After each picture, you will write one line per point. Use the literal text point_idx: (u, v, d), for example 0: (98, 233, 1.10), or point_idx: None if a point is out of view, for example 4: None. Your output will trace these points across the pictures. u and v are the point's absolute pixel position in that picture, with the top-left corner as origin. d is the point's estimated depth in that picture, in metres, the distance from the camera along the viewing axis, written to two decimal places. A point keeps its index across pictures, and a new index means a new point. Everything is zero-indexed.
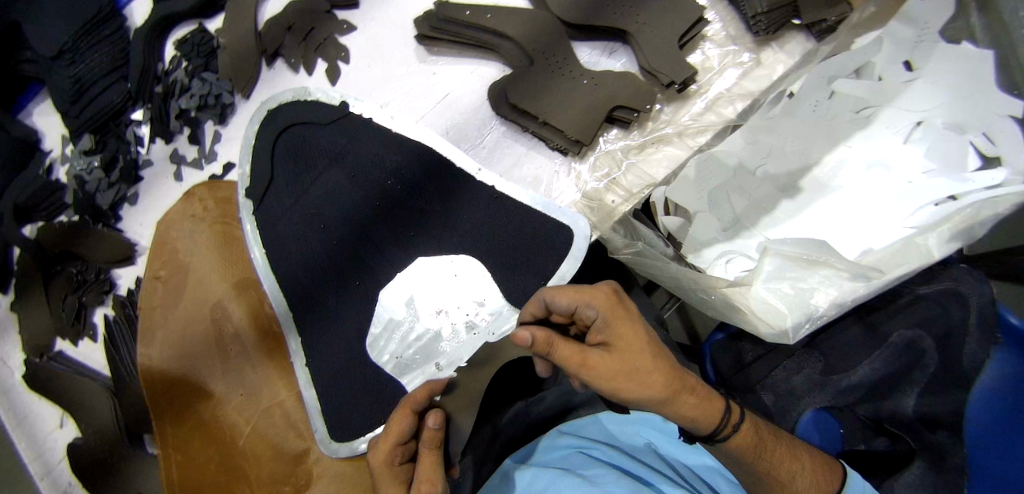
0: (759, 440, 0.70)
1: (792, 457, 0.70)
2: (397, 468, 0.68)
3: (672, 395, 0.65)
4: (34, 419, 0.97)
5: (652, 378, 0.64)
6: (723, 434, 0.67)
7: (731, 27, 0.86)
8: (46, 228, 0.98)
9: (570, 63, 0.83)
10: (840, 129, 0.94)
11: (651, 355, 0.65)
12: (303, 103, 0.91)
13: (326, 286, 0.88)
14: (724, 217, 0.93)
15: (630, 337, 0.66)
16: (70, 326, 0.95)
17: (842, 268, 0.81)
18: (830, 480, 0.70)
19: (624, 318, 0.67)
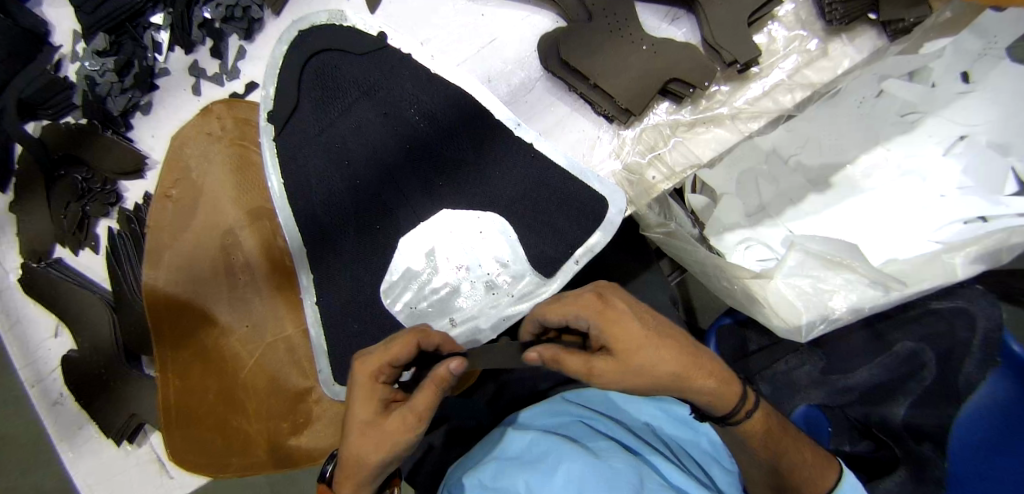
0: (767, 427, 0.68)
1: (795, 447, 0.69)
2: (376, 386, 0.61)
3: (684, 379, 0.60)
4: (27, 324, 0.95)
5: (659, 367, 0.59)
6: (732, 419, 0.65)
7: (804, 10, 0.81)
8: (51, 128, 0.93)
9: (631, 24, 0.78)
10: (882, 131, 1.01)
11: (657, 345, 0.59)
12: (340, 26, 0.84)
13: (343, 225, 0.83)
14: (750, 203, 1.03)
15: (629, 336, 0.59)
16: (71, 234, 0.93)
17: (864, 273, 0.86)
18: (825, 478, 0.69)
19: (616, 316, 0.60)
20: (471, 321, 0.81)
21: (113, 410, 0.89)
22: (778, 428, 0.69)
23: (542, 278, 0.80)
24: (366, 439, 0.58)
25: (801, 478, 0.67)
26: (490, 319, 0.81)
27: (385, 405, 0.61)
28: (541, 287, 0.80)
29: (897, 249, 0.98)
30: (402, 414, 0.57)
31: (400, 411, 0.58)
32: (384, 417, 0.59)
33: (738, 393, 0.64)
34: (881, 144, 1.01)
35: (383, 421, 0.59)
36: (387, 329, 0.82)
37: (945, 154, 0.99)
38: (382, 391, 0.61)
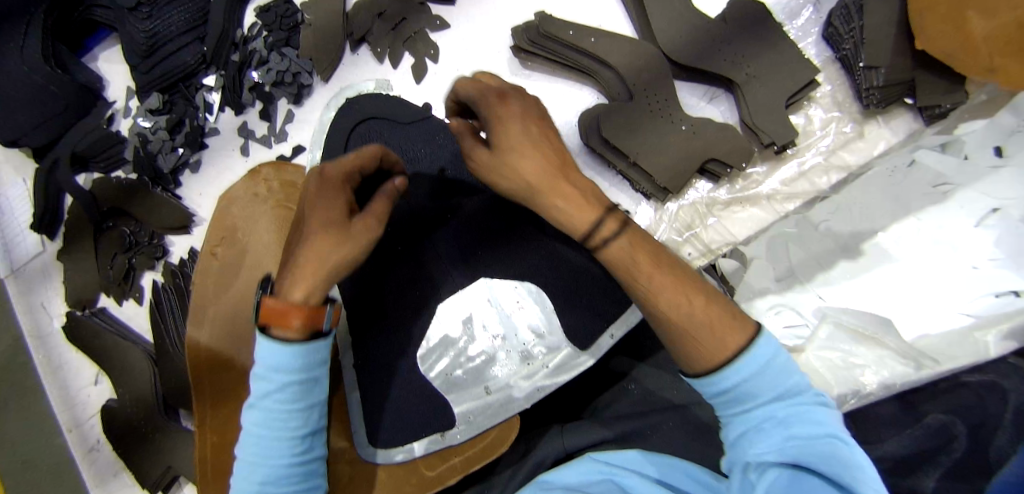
0: (632, 251, 0.57)
1: (680, 284, 0.55)
2: (340, 195, 0.62)
3: (550, 193, 0.59)
4: (68, 370, 0.98)
5: (529, 162, 0.60)
6: (612, 247, 0.58)
7: (840, 92, 0.83)
8: (102, 181, 0.96)
9: (671, 105, 0.80)
10: (910, 198, 0.80)
11: (521, 152, 0.59)
12: (387, 96, 0.87)
13: (382, 290, 0.85)
14: (778, 266, 0.83)
15: (510, 133, 0.60)
16: (116, 285, 0.95)
17: (895, 348, 0.73)
18: (733, 337, 0.53)
19: (509, 105, 0.61)
20: (505, 390, 0.82)
21: (149, 461, 0.90)
22: (654, 256, 0.57)
23: (578, 350, 0.81)
24: (332, 236, 0.59)
25: (706, 330, 0.53)
26: (524, 389, 0.81)
27: (349, 210, 0.62)
28: (578, 358, 0.80)
29: (932, 325, 0.76)
30: (369, 217, 0.62)
31: (366, 216, 0.62)
32: (353, 219, 0.61)
33: (604, 209, 0.58)
34: (911, 212, 0.79)
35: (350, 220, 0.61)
36: (422, 392, 0.83)
37: (977, 224, 0.77)
38: (349, 188, 0.63)
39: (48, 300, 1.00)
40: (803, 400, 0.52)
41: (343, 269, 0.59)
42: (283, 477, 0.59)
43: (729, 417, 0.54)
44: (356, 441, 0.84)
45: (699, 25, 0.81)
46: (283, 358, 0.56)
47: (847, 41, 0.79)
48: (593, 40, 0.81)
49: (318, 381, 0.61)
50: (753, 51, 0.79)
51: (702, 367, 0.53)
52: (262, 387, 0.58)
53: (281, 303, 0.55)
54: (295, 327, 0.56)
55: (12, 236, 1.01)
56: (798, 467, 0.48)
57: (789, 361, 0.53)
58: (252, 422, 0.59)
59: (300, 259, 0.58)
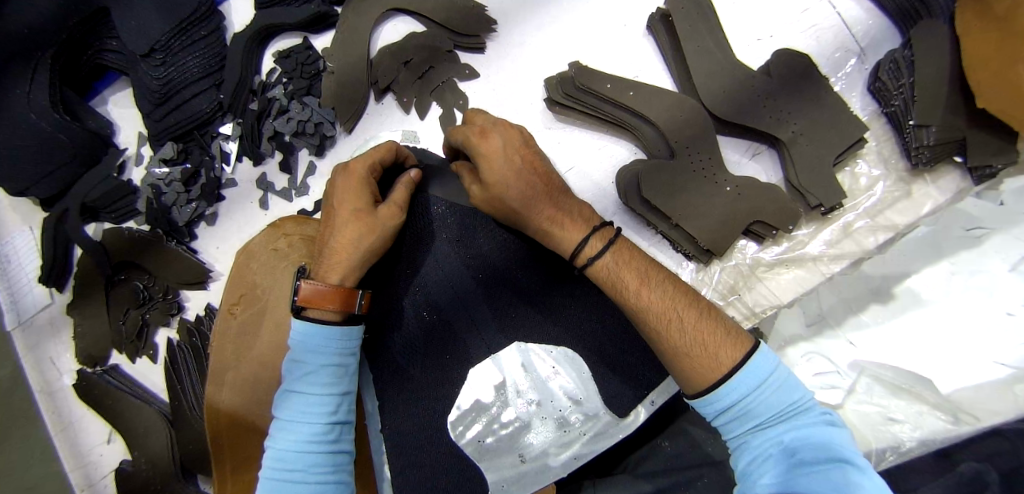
0: (622, 270, 0.65)
1: (675, 301, 0.62)
2: (362, 185, 0.70)
3: (545, 213, 0.67)
4: (79, 429, 0.94)
5: (520, 191, 0.66)
6: (597, 262, 0.66)
7: (886, 148, 0.82)
8: (114, 233, 0.92)
9: (715, 165, 0.77)
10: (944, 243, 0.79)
11: (511, 178, 0.66)
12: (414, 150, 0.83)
13: (412, 355, 0.81)
14: (808, 310, 0.82)
15: (493, 158, 0.66)
16: (129, 342, 0.92)
17: (934, 403, 0.72)
18: (728, 354, 0.58)
19: (486, 136, 0.67)
20: (541, 458, 0.78)
21: None
22: (660, 285, 0.64)
23: (616, 418, 0.77)
24: (356, 226, 0.69)
25: (706, 350, 0.59)
26: (560, 457, 0.78)
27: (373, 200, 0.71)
28: (616, 427, 0.77)
29: (970, 377, 0.74)
30: (390, 207, 0.71)
31: (387, 204, 0.71)
32: (375, 207, 0.70)
33: (592, 227, 0.67)
34: (944, 257, 0.78)
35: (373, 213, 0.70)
36: (453, 461, 0.80)
37: (1010, 270, 0.75)
38: (371, 183, 0.71)
39: (58, 354, 0.96)
40: (812, 420, 0.56)
41: (365, 254, 0.69)
42: (313, 467, 0.60)
43: (737, 440, 0.59)
44: None
45: (743, 80, 0.78)
46: (316, 335, 0.63)
47: (897, 97, 0.78)
48: (631, 94, 0.78)
49: (349, 368, 0.66)
50: (800, 107, 0.77)
51: (702, 388, 0.59)
52: (298, 370, 0.63)
53: (313, 282, 0.64)
54: (328, 304, 0.64)
55: (19, 287, 0.97)
56: (796, 481, 0.51)
57: (791, 380, 0.59)
58: (286, 407, 0.63)
59: (331, 247, 0.70)
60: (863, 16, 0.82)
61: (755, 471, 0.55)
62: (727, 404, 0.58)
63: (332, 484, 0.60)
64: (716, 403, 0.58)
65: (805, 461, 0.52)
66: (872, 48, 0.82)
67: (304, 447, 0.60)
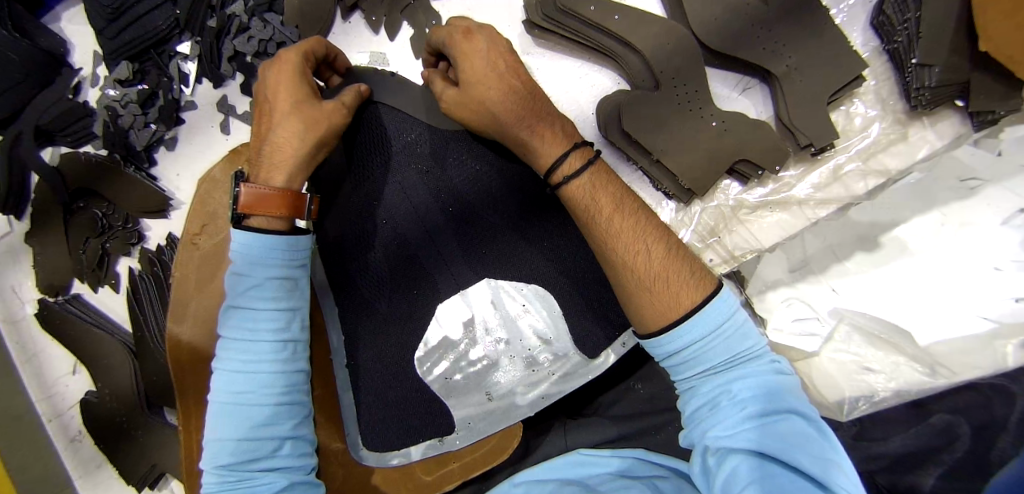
0: (597, 193, 0.64)
1: (644, 233, 0.62)
2: (302, 77, 0.66)
3: (527, 123, 0.65)
4: (42, 359, 0.93)
5: (502, 100, 0.64)
6: (573, 182, 0.65)
7: (885, 88, 0.76)
8: (70, 158, 0.88)
9: (701, 96, 0.72)
10: (936, 192, 0.75)
11: (491, 83, 0.63)
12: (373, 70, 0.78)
13: (378, 289, 0.79)
14: (792, 255, 0.79)
15: (474, 63, 0.64)
16: (90, 271, 0.89)
17: (912, 355, 0.71)
18: (688, 295, 0.59)
19: (471, 40, 0.64)
20: (508, 396, 0.78)
21: (133, 459, 0.86)
22: (632, 215, 0.64)
23: (586, 358, 0.76)
24: (298, 119, 0.64)
25: (667, 285, 0.60)
26: (528, 396, 0.77)
27: (314, 95, 0.67)
28: (586, 367, 0.76)
29: (950, 331, 0.72)
30: (336, 103, 0.68)
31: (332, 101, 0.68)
32: (318, 102, 0.66)
33: (572, 145, 0.65)
34: (935, 208, 0.74)
35: (316, 107, 0.66)
36: (420, 396, 0.79)
37: (1003, 225, 0.72)
38: (308, 76, 0.67)
39: (19, 284, 0.93)
40: (760, 369, 0.57)
41: (311, 151, 0.65)
42: (264, 387, 0.61)
43: (686, 384, 0.60)
44: (349, 446, 0.80)
45: (736, 6, 0.72)
46: (263, 247, 0.62)
47: (901, 33, 0.71)
48: (617, 18, 0.72)
49: (296, 282, 0.66)
50: (794, 37, 0.72)
51: (660, 326, 0.59)
52: (241, 284, 0.62)
53: (255, 186, 0.61)
54: (276, 212, 0.63)
55: None
56: (746, 436, 0.52)
57: (745, 327, 0.59)
58: (232, 323, 0.62)
59: (272, 144, 0.65)
60: None
61: (703, 419, 0.56)
62: (676, 347, 0.58)
63: (285, 405, 0.62)
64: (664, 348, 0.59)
65: (756, 412, 0.54)
66: None
67: (256, 367, 0.61)
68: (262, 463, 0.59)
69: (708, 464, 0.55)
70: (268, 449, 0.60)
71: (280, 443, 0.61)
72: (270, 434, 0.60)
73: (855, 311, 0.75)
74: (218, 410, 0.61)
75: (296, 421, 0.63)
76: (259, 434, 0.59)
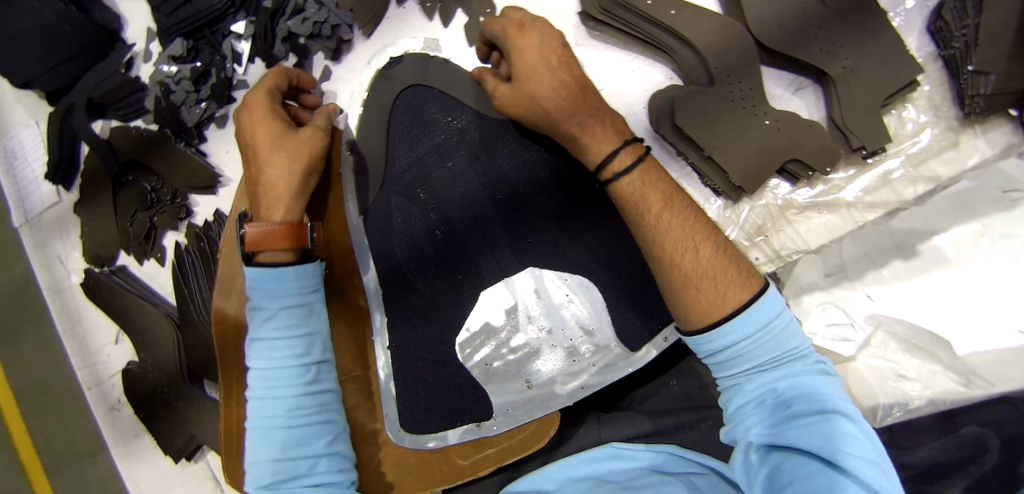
0: (647, 189, 0.64)
1: (693, 232, 0.61)
2: (273, 112, 0.71)
3: (579, 116, 0.65)
4: (85, 328, 0.95)
5: (555, 93, 0.64)
6: (624, 179, 0.64)
7: (938, 94, 0.75)
8: (122, 131, 0.89)
9: (756, 94, 0.72)
10: (978, 204, 0.74)
11: (549, 75, 0.64)
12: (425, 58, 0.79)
13: (424, 273, 0.80)
14: (829, 259, 0.77)
15: (529, 52, 0.65)
16: (137, 243, 0.91)
17: (947, 363, 0.71)
18: (735, 293, 0.57)
19: (526, 33, 0.65)
20: (548, 384, 0.79)
21: (173, 431, 0.88)
22: (680, 213, 0.63)
23: (628, 351, 0.76)
24: (282, 154, 0.69)
25: (717, 284, 0.58)
26: (567, 386, 0.78)
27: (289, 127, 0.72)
28: (627, 360, 0.76)
29: (987, 341, 0.72)
30: (311, 130, 0.72)
31: (309, 129, 0.73)
32: (295, 133, 0.71)
33: (624, 141, 0.65)
34: (975, 218, 0.74)
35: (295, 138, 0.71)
36: (459, 380, 0.80)
37: None
38: (278, 109, 0.72)
39: (65, 253, 0.95)
40: (806, 369, 0.56)
41: (302, 179, 0.70)
42: (291, 409, 0.63)
43: (730, 381, 0.60)
44: (386, 426, 0.81)
45: (794, 6, 0.72)
46: (277, 278, 0.65)
47: (958, 39, 0.71)
48: (673, 12, 0.73)
49: (313, 307, 0.69)
50: (851, 39, 0.72)
51: (711, 321, 0.58)
52: (260, 316, 0.66)
53: (255, 225, 0.65)
54: (278, 244, 0.66)
55: (24, 184, 0.95)
56: (788, 434, 0.52)
57: (792, 327, 0.58)
58: (256, 355, 0.65)
59: (264, 183, 0.68)
60: None
61: (746, 417, 0.57)
62: (723, 344, 0.57)
63: (316, 425, 0.64)
64: (710, 345, 0.58)
65: (797, 411, 0.53)
66: None
67: (281, 392, 0.63)
68: (301, 480, 0.60)
69: (750, 461, 0.55)
70: (305, 467, 0.61)
71: (316, 461, 0.62)
72: (304, 453, 0.62)
73: (893, 318, 0.74)
74: (253, 437, 0.64)
75: (330, 437, 0.65)
76: (292, 454, 0.61)
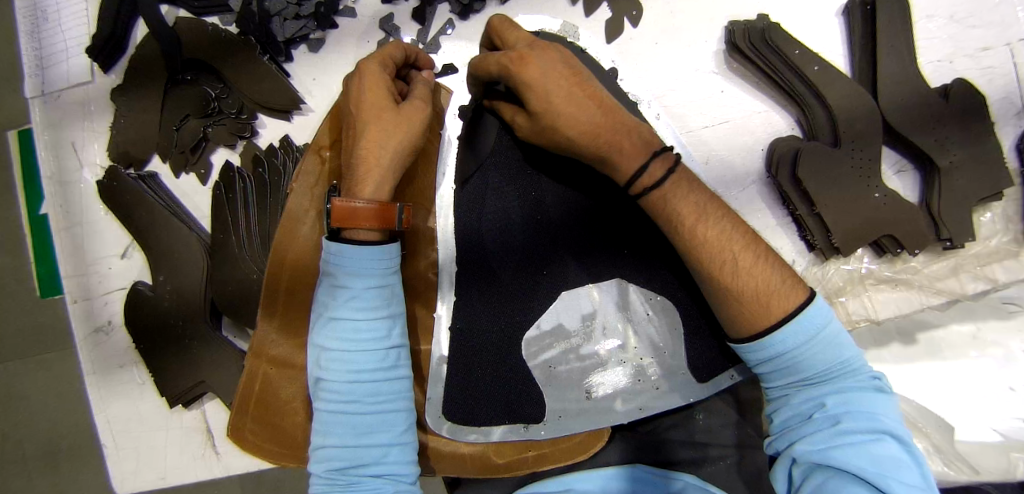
0: (678, 198, 0.60)
1: (730, 240, 0.57)
2: (381, 80, 0.62)
3: (604, 140, 0.59)
4: (86, 233, 0.83)
5: (577, 117, 0.57)
6: (655, 192, 0.60)
7: (1012, 207, 0.81)
8: (196, 23, 0.78)
9: (875, 166, 0.75)
10: (976, 311, 0.82)
11: (571, 105, 0.57)
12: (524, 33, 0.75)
13: (507, 259, 0.76)
14: None
15: (540, 75, 0.56)
16: (179, 152, 0.80)
17: (934, 445, 0.79)
18: (781, 302, 0.55)
19: (532, 59, 0.56)
20: (607, 399, 0.76)
21: (181, 368, 0.80)
22: (717, 221, 0.59)
23: (696, 381, 0.75)
24: (384, 127, 0.60)
25: (759, 297, 0.55)
26: (627, 404, 0.76)
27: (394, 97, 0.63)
28: (692, 390, 0.75)
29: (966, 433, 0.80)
30: (415, 103, 0.63)
31: (410, 101, 0.64)
32: (400, 106, 0.62)
33: (652, 152, 0.60)
34: (971, 320, 0.82)
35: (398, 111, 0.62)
36: (517, 379, 0.76)
37: None
38: (387, 79, 0.63)
39: (81, 143, 0.82)
40: (856, 383, 0.54)
41: (399, 157, 0.61)
42: (367, 396, 0.59)
43: (777, 391, 0.58)
44: (428, 411, 0.76)
45: (922, 95, 0.76)
46: (366, 258, 0.59)
47: None
48: (817, 68, 0.75)
49: (395, 289, 0.62)
50: (963, 137, 0.76)
51: (752, 332, 0.56)
52: (341, 296, 0.59)
53: (344, 204, 0.57)
54: (366, 224, 0.58)
55: (52, 53, 0.82)
56: (831, 451, 0.50)
57: (842, 337, 0.55)
58: (332, 335, 0.59)
59: (358, 155, 0.61)
60: None
61: (792, 430, 0.55)
62: (770, 353, 0.55)
63: (390, 414, 0.60)
64: (755, 353, 0.57)
65: (843, 428, 0.51)
66: None
67: (357, 377, 0.58)
68: (369, 469, 0.57)
69: (793, 475, 0.54)
70: (375, 455, 0.58)
71: (386, 450, 0.59)
72: (376, 442, 0.58)
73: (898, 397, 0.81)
74: (324, 419, 0.60)
75: (402, 427, 0.61)
76: (366, 442, 0.58)
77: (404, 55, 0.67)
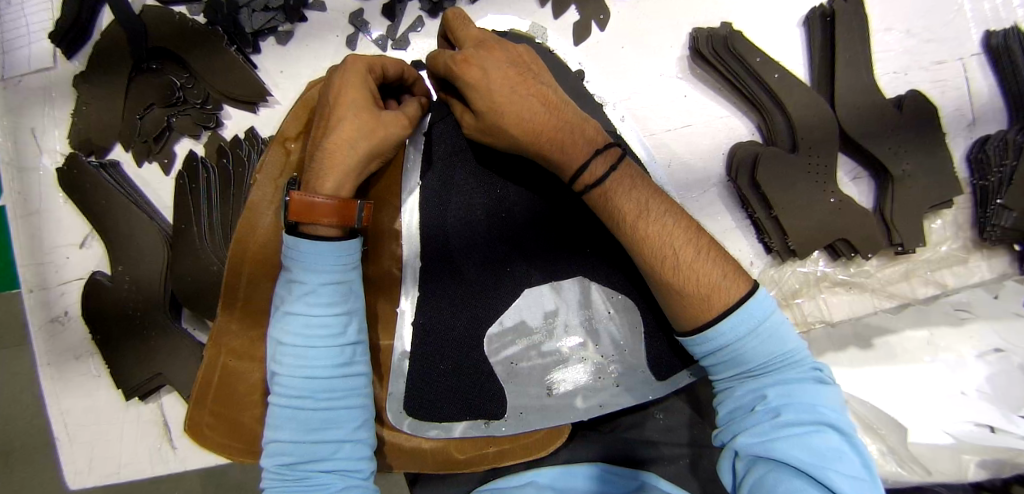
0: (621, 196, 0.61)
1: (669, 235, 0.58)
2: (365, 81, 0.62)
3: (546, 136, 0.61)
4: (43, 221, 0.81)
5: (520, 115, 0.59)
6: (596, 190, 0.62)
7: (961, 216, 0.85)
8: (161, 11, 0.77)
9: (830, 172, 0.77)
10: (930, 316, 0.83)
11: (512, 101, 0.59)
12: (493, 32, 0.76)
13: (470, 256, 0.77)
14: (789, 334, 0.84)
15: (479, 72, 0.58)
16: (142, 141, 0.79)
17: (891, 447, 0.78)
18: (722, 297, 0.56)
19: (472, 59, 0.58)
20: (568, 396, 0.77)
21: (139, 360, 0.79)
22: (658, 217, 0.60)
23: (654, 378, 0.76)
24: (355, 124, 0.60)
25: (697, 289, 0.56)
26: (587, 401, 0.77)
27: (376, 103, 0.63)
28: (651, 387, 0.76)
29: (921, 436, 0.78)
30: (399, 114, 0.64)
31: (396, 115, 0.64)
32: (381, 110, 0.62)
33: (595, 149, 0.62)
34: (926, 326, 0.82)
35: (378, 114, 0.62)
36: (478, 375, 0.76)
37: None
38: (371, 82, 0.63)
39: (41, 128, 0.81)
40: (799, 377, 0.55)
41: (364, 157, 0.61)
42: (321, 392, 0.58)
43: (721, 384, 0.59)
44: (389, 406, 0.76)
45: (876, 104, 0.78)
46: (324, 254, 0.59)
47: (994, 174, 0.79)
48: (776, 76, 0.77)
49: (352, 285, 0.63)
50: (914, 145, 0.78)
51: (693, 327, 0.58)
52: (298, 289, 0.59)
53: (301, 198, 0.57)
54: (324, 218, 0.58)
55: (12, 37, 0.80)
56: (771, 442, 0.51)
57: (783, 331, 0.56)
58: (287, 330, 0.59)
59: (324, 148, 0.60)
60: (985, 87, 0.83)
61: (736, 422, 0.56)
62: (713, 348, 0.57)
63: (343, 410, 0.60)
64: (699, 348, 0.58)
65: (784, 420, 0.52)
66: (984, 120, 0.84)
67: (312, 372, 0.58)
68: (317, 464, 0.57)
69: (737, 467, 0.55)
70: (325, 451, 0.58)
71: (338, 446, 0.59)
72: (327, 437, 0.58)
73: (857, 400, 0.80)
74: (275, 413, 0.59)
75: (357, 423, 0.61)
76: (317, 438, 0.58)
77: (400, 71, 0.68)
